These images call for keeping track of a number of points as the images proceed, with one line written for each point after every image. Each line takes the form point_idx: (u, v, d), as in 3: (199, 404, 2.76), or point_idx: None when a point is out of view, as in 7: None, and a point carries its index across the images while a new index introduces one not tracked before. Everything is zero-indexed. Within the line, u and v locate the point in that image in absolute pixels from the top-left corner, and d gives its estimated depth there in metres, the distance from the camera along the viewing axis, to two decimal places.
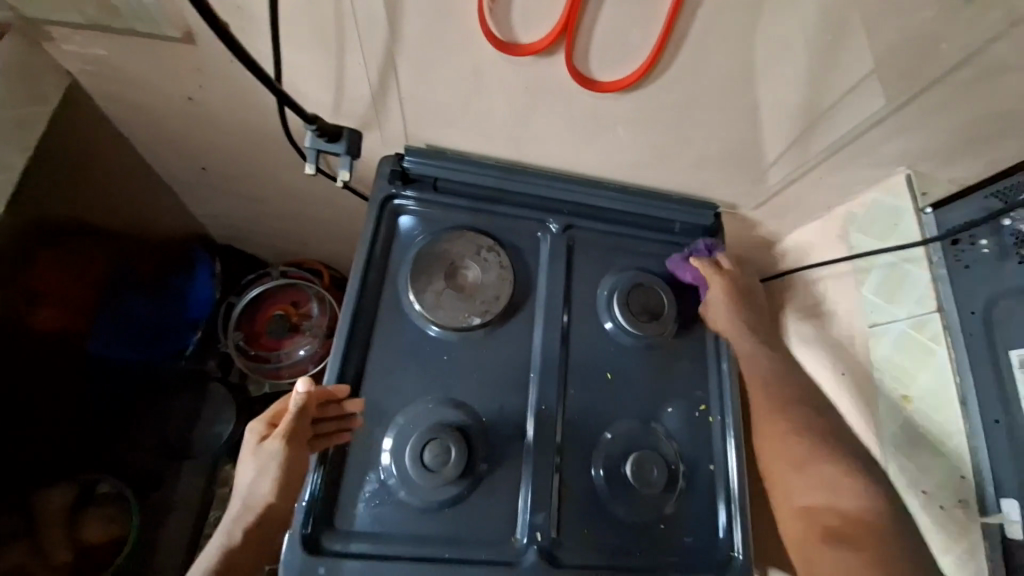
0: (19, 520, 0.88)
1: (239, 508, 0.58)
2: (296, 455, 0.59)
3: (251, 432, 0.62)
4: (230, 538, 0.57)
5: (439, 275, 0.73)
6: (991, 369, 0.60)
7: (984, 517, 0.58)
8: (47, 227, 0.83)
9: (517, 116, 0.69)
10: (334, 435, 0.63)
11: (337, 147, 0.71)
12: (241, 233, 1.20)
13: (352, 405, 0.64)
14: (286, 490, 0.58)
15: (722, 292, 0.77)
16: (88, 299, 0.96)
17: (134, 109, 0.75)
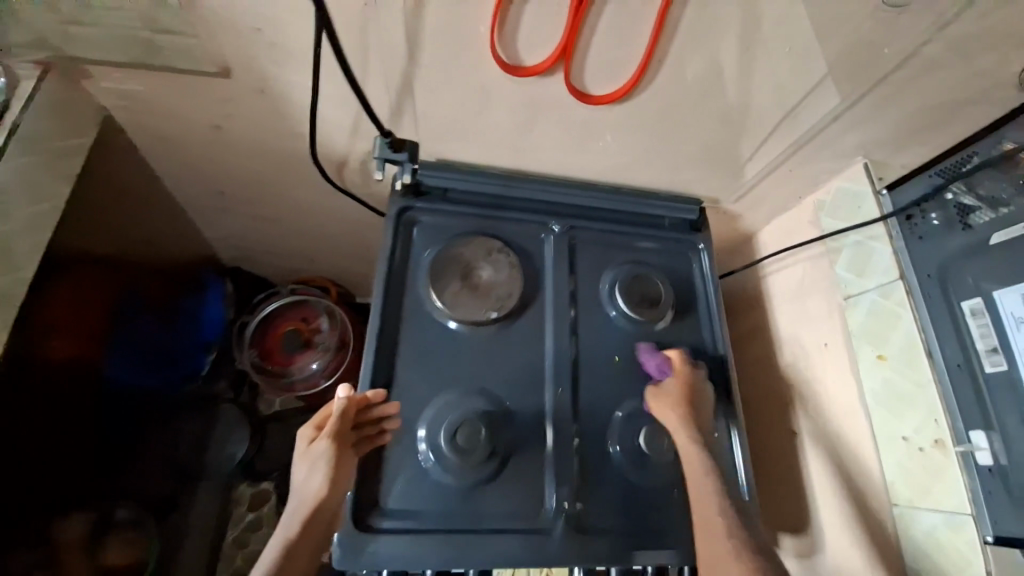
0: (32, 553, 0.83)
1: (293, 504, 0.63)
2: (342, 454, 0.66)
3: (300, 438, 0.68)
4: (288, 532, 0.60)
5: (455, 278, 0.79)
6: (949, 322, 0.68)
7: (958, 447, 0.65)
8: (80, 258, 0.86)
9: (520, 129, 0.77)
10: (373, 438, 0.70)
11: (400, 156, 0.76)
12: (251, 254, 1.24)
13: (388, 407, 0.71)
14: (335, 484, 0.64)
15: (676, 389, 0.76)
16: (98, 326, 0.96)
17: (161, 139, 0.81)
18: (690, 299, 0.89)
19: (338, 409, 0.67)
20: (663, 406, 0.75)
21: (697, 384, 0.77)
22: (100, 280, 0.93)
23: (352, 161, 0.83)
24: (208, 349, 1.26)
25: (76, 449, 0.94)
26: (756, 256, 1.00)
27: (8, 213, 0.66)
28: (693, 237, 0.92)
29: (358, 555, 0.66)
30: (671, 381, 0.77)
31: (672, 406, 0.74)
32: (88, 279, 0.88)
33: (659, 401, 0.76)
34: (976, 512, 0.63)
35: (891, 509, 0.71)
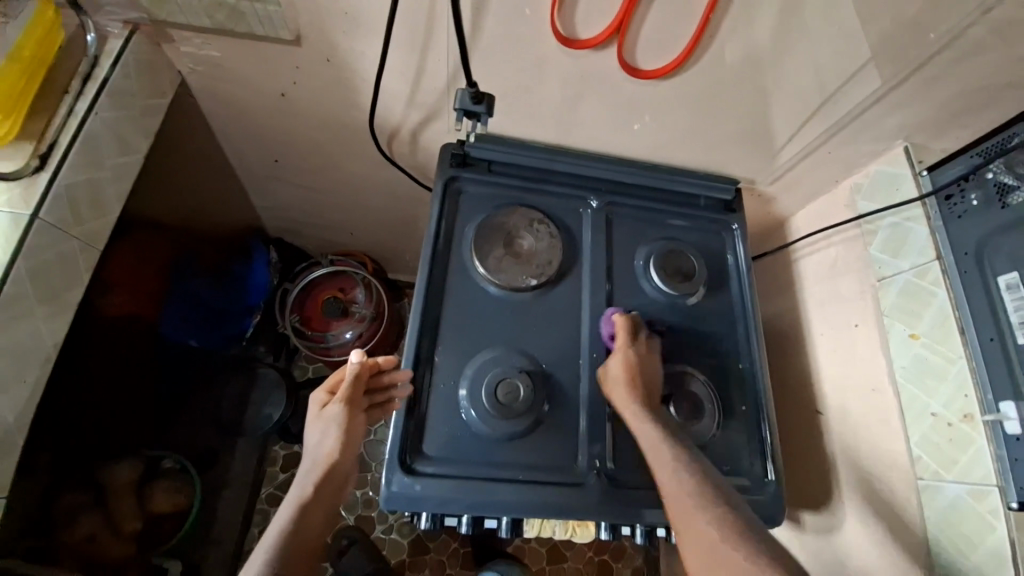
0: (79, 494, 0.82)
1: (307, 465, 0.66)
2: (353, 417, 0.69)
3: (314, 400, 0.73)
4: (302, 494, 0.63)
5: (499, 244, 0.83)
6: (984, 298, 0.69)
7: (986, 418, 0.67)
8: (154, 224, 0.92)
9: (568, 102, 0.81)
10: (386, 403, 0.73)
11: (479, 109, 0.75)
12: (295, 225, 1.30)
13: (399, 373, 0.74)
14: (347, 449, 0.68)
15: (619, 365, 0.75)
16: (159, 285, 0.97)
17: (230, 104, 0.88)
18: (722, 278, 0.91)
19: (350, 374, 0.70)
20: (615, 392, 0.74)
21: (643, 358, 0.76)
22: (166, 241, 0.96)
23: (403, 131, 0.88)
24: (254, 311, 1.32)
25: (135, 398, 0.96)
26: (789, 240, 1.01)
27: (99, 160, 0.73)
28: (728, 218, 0.94)
29: (406, 493, 0.70)
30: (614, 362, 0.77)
31: (621, 386, 0.74)
32: (164, 246, 0.95)
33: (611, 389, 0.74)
34: (1001, 481, 0.65)
35: (917, 482, 0.72)
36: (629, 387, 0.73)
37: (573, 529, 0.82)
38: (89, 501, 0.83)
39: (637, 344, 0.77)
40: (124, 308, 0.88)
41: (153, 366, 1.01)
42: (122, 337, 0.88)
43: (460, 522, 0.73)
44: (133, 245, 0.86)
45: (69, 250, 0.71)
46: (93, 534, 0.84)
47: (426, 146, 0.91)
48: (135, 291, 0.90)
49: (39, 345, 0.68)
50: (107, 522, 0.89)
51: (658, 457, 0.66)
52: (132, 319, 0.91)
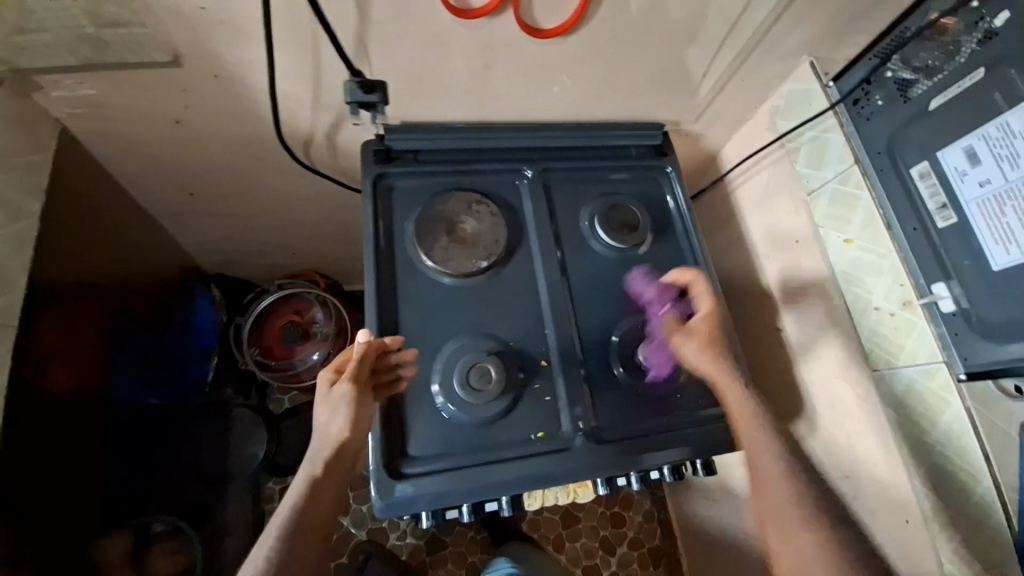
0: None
1: (317, 443, 0.66)
2: (363, 396, 0.68)
3: (320, 378, 0.69)
4: (314, 473, 0.65)
5: (441, 233, 0.81)
6: (903, 190, 0.73)
7: (922, 300, 0.72)
8: (76, 286, 0.87)
9: (479, 75, 0.78)
10: (393, 382, 0.73)
11: (374, 99, 0.73)
12: (233, 257, 1.23)
13: (408, 353, 0.73)
14: (357, 429, 0.67)
15: (702, 322, 0.76)
16: (93, 353, 0.93)
17: (124, 144, 0.82)
18: (666, 222, 0.93)
19: (358, 354, 0.69)
20: (689, 348, 0.76)
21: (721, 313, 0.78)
22: (94, 302, 0.92)
23: (317, 137, 0.84)
24: (209, 356, 1.26)
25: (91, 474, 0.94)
26: (722, 171, 1.04)
27: None
28: (661, 161, 0.95)
29: (399, 498, 0.70)
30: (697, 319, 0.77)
31: (697, 341, 0.76)
32: (91, 308, 0.91)
33: (688, 347, 0.76)
34: (947, 354, 0.69)
35: (874, 375, 0.77)
36: (713, 352, 0.74)
37: (575, 491, 0.84)
38: None
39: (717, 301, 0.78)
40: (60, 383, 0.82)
41: (105, 436, 0.98)
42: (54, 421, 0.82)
43: (462, 512, 0.74)
44: (52, 314, 0.80)
45: None
46: None
47: (345, 147, 0.88)
48: (64, 358, 0.84)
49: None
50: None
51: (748, 428, 0.68)
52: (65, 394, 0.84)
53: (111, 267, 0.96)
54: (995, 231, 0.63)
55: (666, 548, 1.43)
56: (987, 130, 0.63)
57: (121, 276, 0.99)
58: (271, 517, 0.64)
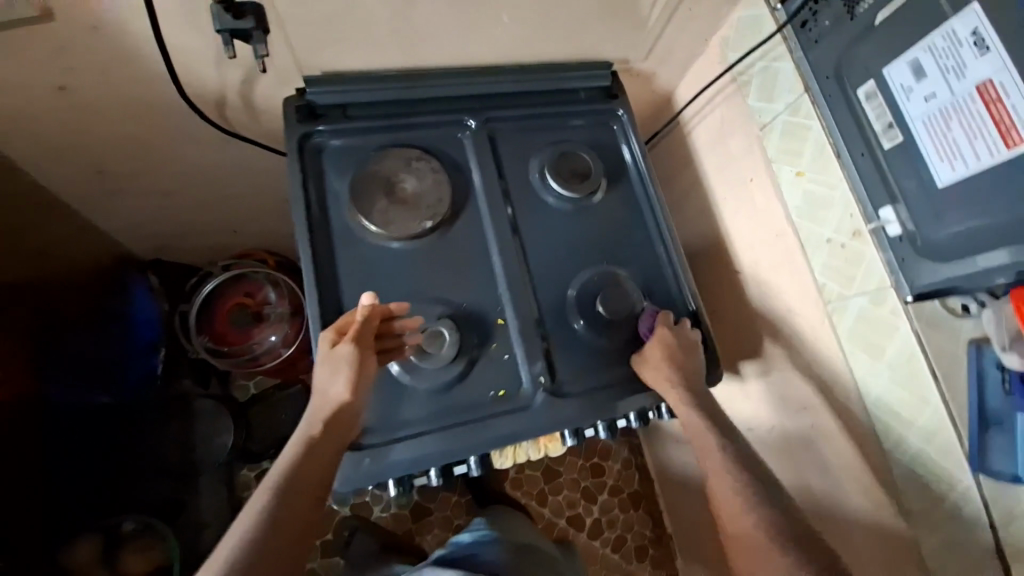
0: None
1: (317, 402, 0.64)
2: (365, 358, 0.66)
3: (322, 338, 0.67)
4: (312, 430, 0.62)
5: (379, 195, 0.76)
6: (849, 114, 0.72)
7: (870, 226, 0.71)
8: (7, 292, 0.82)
9: (402, 14, 0.71)
10: (395, 350, 0.70)
11: (244, 26, 0.62)
12: (168, 241, 1.14)
13: (410, 321, 0.70)
14: (358, 392, 0.65)
15: (657, 355, 0.76)
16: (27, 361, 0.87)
17: (7, 120, 0.72)
18: (621, 168, 0.89)
19: (360, 316, 0.66)
20: (651, 373, 0.75)
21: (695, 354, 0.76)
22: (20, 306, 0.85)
23: (231, 96, 0.76)
24: (156, 348, 1.18)
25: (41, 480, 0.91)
26: (677, 112, 1.00)
27: None
28: (612, 105, 0.90)
29: (357, 471, 0.67)
30: (655, 347, 0.77)
31: (661, 373, 0.74)
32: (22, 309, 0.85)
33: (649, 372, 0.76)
34: (894, 281, 0.69)
35: (827, 307, 0.77)
36: (673, 373, 0.74)
37: (546, 446, 0.84)
38: None
39: (688, 346, 0.77)
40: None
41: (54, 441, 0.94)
42: None
43: (429, 478, 0.72)
44: None
45: None
46: None
47: (266, 107, 0.80)
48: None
49: None
50: None
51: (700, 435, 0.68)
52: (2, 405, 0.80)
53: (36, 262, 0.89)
54: (941, 147, 0.62)
55: (644, 492, 1.48)
56: (934, 40, 0.61)
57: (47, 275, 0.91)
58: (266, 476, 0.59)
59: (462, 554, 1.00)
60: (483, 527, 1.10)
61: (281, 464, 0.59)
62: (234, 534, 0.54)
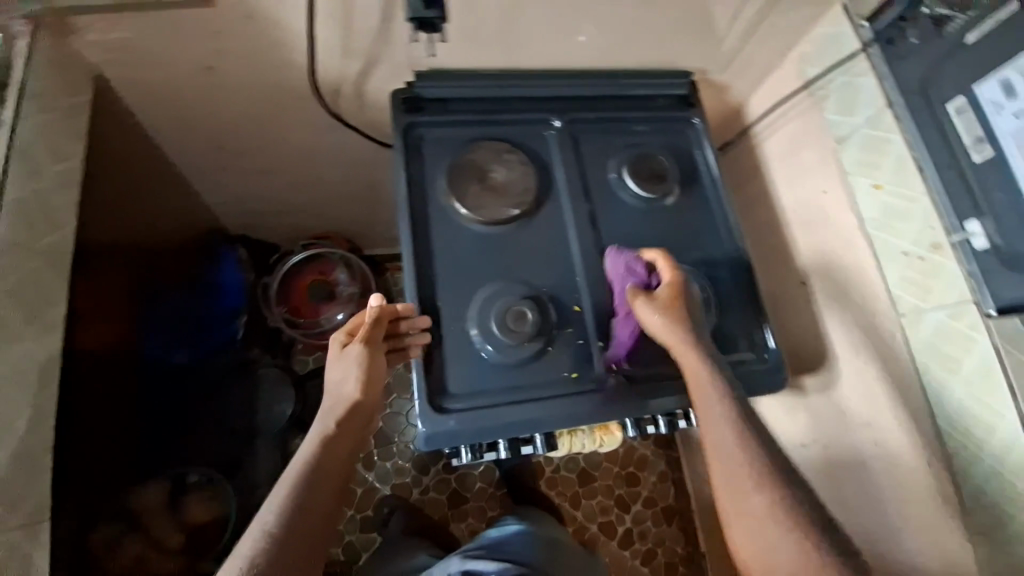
0: (109, 528, 0.79)
1: (330, 401, 0.68)
2: (373, 357, 0.70)
3: (333, 342, 0.73)
4: (329, 425, 0.65)
5: (472, 182, 0.82)
6: (935, 129, 0.74)
7: (953, 238, 0.72)
8: (112, 246, 0.84)
9: (508, 17, 0.78)
10: (405, 350, 0.75)
11: (432, 14, 0.68)
12: (258, 218, 1.24)
13: (419, 322, 0.75)
14: (369, 389, 0.69)
15: (664, 292, 0.72)
16: (122, 312, 0.87)
17: (154, 93, 0.81)
18: (694, 174, 0.93)
19: (370, 317, 0.71)
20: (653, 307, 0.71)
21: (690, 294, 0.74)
22: (113, 263, 0.84)
23: (346, 86, 0.84)
24: (236, 315, 1.26)
25: (123, 427, 0.87)
26: (747, 125, 1.04)
27: (36, 169, 0.66)
28: (688, 113, 0.95)
29: (441, 431, 0.73)
30: (662, 289, 0.73)
31: (661, 310, 0.71)
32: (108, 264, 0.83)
33: (649, 309, 0.71)
34: (977, 295, 0.70)
35: (901, 320, 0.78)
36: (674, 312, 0.70)
37: (601, 439, 0.87)
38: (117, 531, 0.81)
39: (687, 285, 0.74)
40: (96, 339, 0.79)
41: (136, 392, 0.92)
42: (106, 375, 0.81)
43: (499, 452, 0.79)
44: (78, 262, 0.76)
45: (34, 270, 0.65)
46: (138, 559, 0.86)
47: (373, 98, 0.88)
48: (86, 317, 0.76)
49: (32, 365, 0.62)
50: (147, 543, 0.90)
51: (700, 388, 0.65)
52: (86, 354, 0.75)
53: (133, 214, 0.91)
54: None
55: (679, 507, 1.47)
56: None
57: (139, 234, 0.93)
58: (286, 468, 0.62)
59: (495, 542, 0.96)
60: (525, 527, 1.00)
61: (300, 460, 0.62)
62: (256, 523, 0.57)
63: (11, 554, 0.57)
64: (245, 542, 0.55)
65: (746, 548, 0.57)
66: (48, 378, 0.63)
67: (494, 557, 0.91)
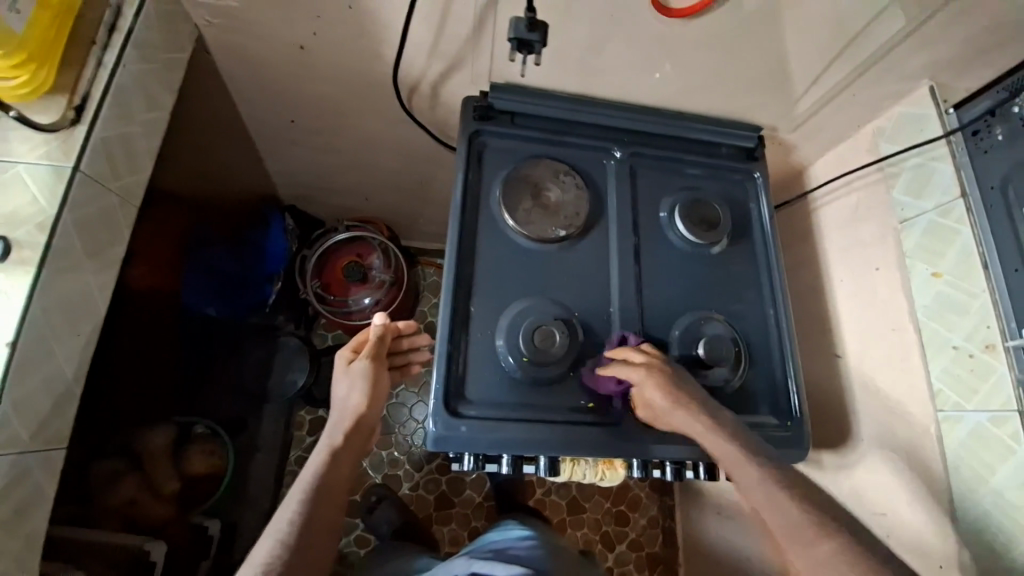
0: (114, 462, 0.78)
1: (336, 414, 0.73)
2: (379, 370, 0.78)
3: (340, 357, 0.80)
4: (336, 438, 0.70)
5: (527, 196, 0.84)
6: (1008, 227, 0.72)
7: (1008, 343, 0.70)
8: (177, 197, 0.88)
9: (593, 47, 0.81)
10: (403, 366, 0.85)
11: (533, 37, 0.71)
12: (311, 191, 1.28)
13: (417, 339, 0.86)
14: (373, 401, 0.75)
15: (656, 398, 0.69)
16: (172, 260, 0.90)
17: (246, 60, 0.86)
18: (746, 227, 0.92)
19: (375, 335, 0.80)
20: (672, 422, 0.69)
21: (669, 378, 0.71)
22: (177, 211, 0.89)
23: (423, 85, 0.88)
24: (272, 279, 1.27)
25: (153, 360, 0.87)
26: (808, 189, 1.02)
27: (130, 114, 0.70)
28: (750, 166, 0.94)
29: (451, 435, 0.73)
30: (649, 393, 0.71)
31: (677, 417, 0.68)
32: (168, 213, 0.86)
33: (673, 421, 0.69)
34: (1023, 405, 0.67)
35: (938, 415, 0.75)
36: (678, 414, 0.68)
37: (603, 473, 0.85)
38: (120, 467, 0.79)
39: (660, 372, 0.71)
40: (144, 280, 0.82)
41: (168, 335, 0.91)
42: (148, 318, 0.84)
43: (501, 465, 0.78)
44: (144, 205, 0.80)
45: (109, 208, 0.68)
46: (135, 499, 0.83)
47: (446, 99, 0.92)
48: (139, 257, 0.81)
49: (86, 296, 0.65)
50: (146, 486, 0.88)
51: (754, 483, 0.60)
52: (133, 292, 0.79)
53: (193, 166, 0.92)
54: None
55: (665, 556, 1.43)
56: None
57: (200, 189, 0.96)
58: (295, 480, 0.65)
59: (504, 547, 0.93)
60: (532, 532, 0.99)
61: (309, 473, 0.65)
62: (268, 535, 0.59)
63: (25, 477, 0.58)
64: (257, 556, 0.56)
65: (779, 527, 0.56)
66: (86, 315, 0.65)
67: (507, 559, 0.89)
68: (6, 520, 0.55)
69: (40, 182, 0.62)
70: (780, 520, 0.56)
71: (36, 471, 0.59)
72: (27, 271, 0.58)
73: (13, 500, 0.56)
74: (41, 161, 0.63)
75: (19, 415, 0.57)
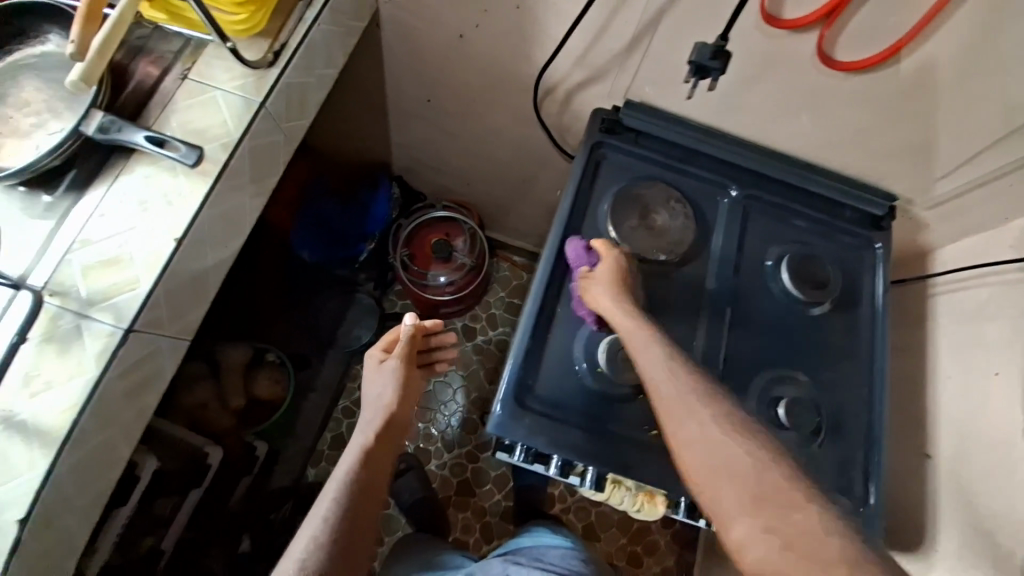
0: (197, 364, 0.85)
1: (372, 410, 0.79)
2: (408, 369, 0.83)
3: (371, 355, 0.85)
4: (369, 436, 0.75)
5: (634, 215, 0.85)
6: None
7: None
8: (317, 148, 0.99)
9: (741, 82, 0.82)
10: (432, 364, 0.89)
11: (714, 65, 0.71)
12: (421, 167, 1.37)
13: (444, 337, 0.90)
14: (405, 400, 0.81)
15: (605, 278, 0.75)
16: (294, 201, 0.99)
17: (409, 38, 0.94)
18: (854, 296, 0.88)
19: (405, 335, 0.85)
20: (602, 302, 0.74)
21: (626, 273, 0.77)
22: (311, 161, 0.99)
23: (560, 89, 0.93)
24: (366, 239, 1.34)
25: (262, 286, 0.96)
26: (928, 275, 0.95)
27: (312, 65, 0.78)
28: (873, 235, 0.90)
29: (515, 425, 0.75)
30: (601, 274, 0.76)
31: (614, 303, 0.73)
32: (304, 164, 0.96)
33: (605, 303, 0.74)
34: None
35: None
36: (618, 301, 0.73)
37: (641, 504, 0.82)
38: (197, 369, 0.85)
39: (626, 264, 0.77)
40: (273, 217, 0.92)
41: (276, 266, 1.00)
42: (265, 246, 0.93)
43: (548, 468, 0.76)
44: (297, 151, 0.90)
45: (276, 143, 0.76)
46: (206, 404, 0.89)
47: (578, 106, 0.95)
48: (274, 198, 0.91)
49: (241, 214, 0.73)
50: (218, 396, 0.92)
51: (660, 385, 0.63)
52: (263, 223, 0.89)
53: (337, 122, 1.01)
54: None
55: None
56: None
57: (332, 145, 1.05)
58: (332, 475, 0.71)
59: (538, 555, 0.93)
60: (567, 542, 0.97)
61: (344, 467, 0.71)
62: (308, 526, 0.65)
63: (155, 358, 0.65)
64: (299, 545, 0.63)
65: (663, 391, 0.62)
66: (240, 226, 0.73)
67: (544, 568, 0.89)
68: (131, 388, 0.63)
69: (232, 109, 0.71)
70: (674, 400, 0.61)
71: (164, 354, 0.66)
72: (207, 181, 0.67)
73: (138, 374, 0.63)
74: (237, 92, 0.72)
75: (166, 302, 0.65)
